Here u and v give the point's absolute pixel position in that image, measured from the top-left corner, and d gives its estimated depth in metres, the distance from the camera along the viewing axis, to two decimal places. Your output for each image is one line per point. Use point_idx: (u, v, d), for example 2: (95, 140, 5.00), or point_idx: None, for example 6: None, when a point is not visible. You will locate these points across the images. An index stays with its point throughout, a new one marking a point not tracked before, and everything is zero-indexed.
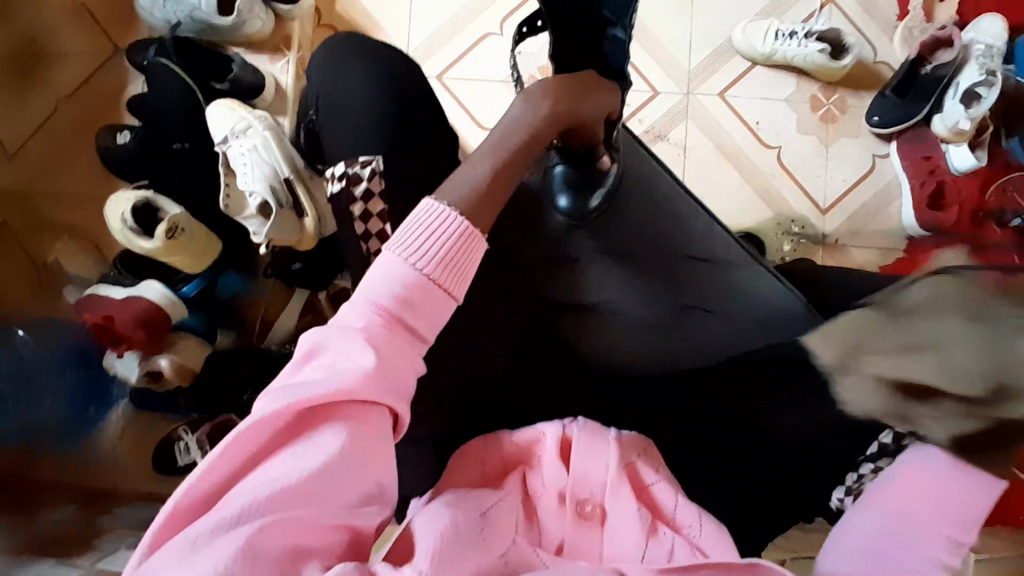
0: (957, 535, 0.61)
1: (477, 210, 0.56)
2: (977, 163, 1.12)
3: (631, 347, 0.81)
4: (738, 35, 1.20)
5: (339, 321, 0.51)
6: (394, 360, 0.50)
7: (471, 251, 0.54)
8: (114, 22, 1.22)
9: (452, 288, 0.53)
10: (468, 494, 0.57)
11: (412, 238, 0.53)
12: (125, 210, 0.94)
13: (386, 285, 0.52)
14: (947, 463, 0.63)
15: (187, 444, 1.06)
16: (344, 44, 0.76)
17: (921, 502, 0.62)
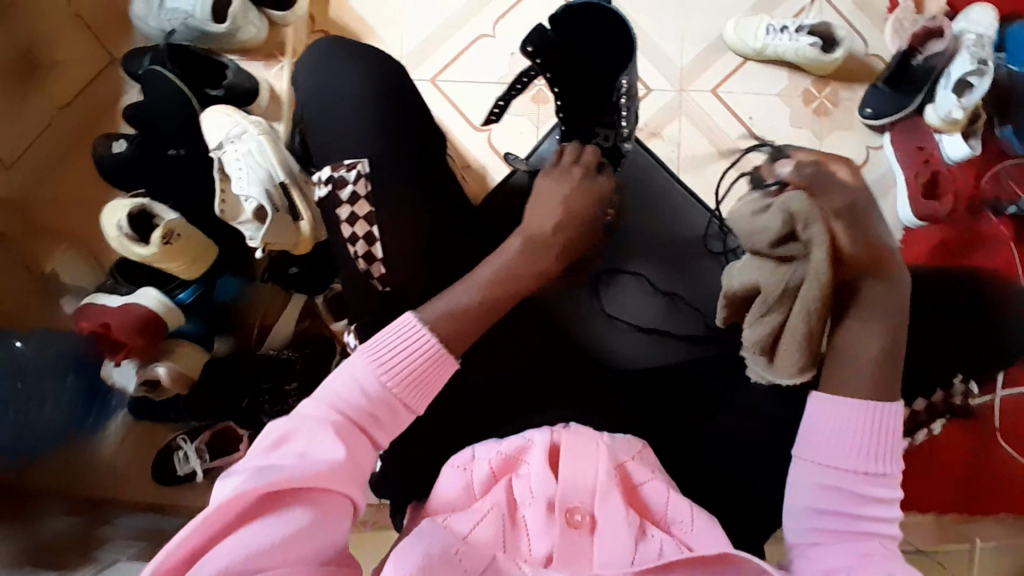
0: (887, 470, 0.60)
1: (455, 337, 0.63)
2: (971, 153, 1.12)
3: (638, 348, 0.85)
4: (730, 31, 1.20)
5: (312, 415, 0.58)
6: (355, 452, 0.58)
7: (441, 371, 0.62)
8: (108, 31, 1.23)
9: (417, 403, 0.61)
10: (446, 520, 0.59)
11: (386, 355, 0.60)
12: (121, 216, 0.94)
13: (356, 394, 0.59)
14: (862, 406, 0.61)
15: (186, 453, 1.06)
16: (336, 45, 0.76)
17: (838, 457, 0.60)
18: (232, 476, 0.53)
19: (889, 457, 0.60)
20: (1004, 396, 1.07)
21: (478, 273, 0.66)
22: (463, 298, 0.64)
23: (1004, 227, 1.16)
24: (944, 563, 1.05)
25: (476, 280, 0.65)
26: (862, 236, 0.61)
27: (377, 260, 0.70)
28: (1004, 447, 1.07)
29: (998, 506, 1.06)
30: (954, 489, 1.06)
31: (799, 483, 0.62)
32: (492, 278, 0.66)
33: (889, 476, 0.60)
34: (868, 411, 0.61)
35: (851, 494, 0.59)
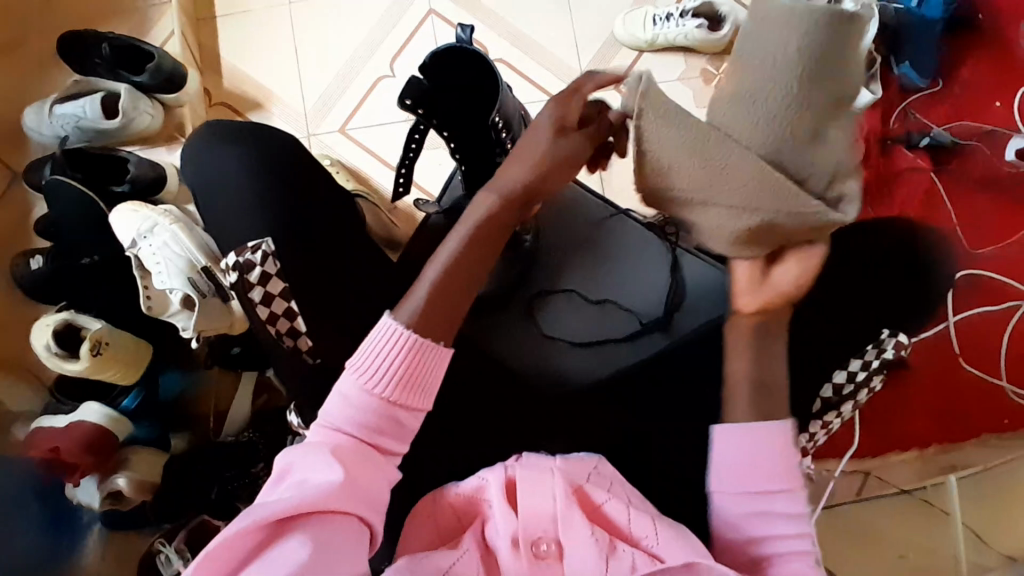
0: (790, 487, 0.64)
1: (428, 323, 0.63)
2: (873, 97, 1.16)
3: (589, 366, 0.89)
4: (619, 29, 1.22)
5: (307, 446, 0.60)
6: (356, 464, 0.59)
7: (432, 361, 0.63)
8: (5, 148, 1.20)
9: (414, 402, 0.62)
10: (426, 557, 0.59)
11: (366, 363, 0.62)
12: (48, 338, 0.92)
13: (350, 410, 0.61)
14: (748, 431, 0.65)
15: (168, 557, 0.98)
16: (213, 130, 0.76)
17: (752, 475, 0.64)
18: (232, 521, 0.53)
19: (786, 475, 0.65)
20: (956, 322, 1.11)
21: (453, 238, 0.67)
22: (429, 272, 0.66)
23: (922, 158, 1.18)
24: (931, 498, 1.08)
25: (457, 241, 0.66)
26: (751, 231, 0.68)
27: (302, 333, 0.70)
28: (967, 367, 1.10)
29: (977, 429, 1.09)
30: (933, 422, 1.09)
31: (718, 500, 0.66)
32: (473, 234, 0.66)
33: (795, 493, 0.64)
34: (757, 432, 0.65)
35: (758, 514, 0.64)
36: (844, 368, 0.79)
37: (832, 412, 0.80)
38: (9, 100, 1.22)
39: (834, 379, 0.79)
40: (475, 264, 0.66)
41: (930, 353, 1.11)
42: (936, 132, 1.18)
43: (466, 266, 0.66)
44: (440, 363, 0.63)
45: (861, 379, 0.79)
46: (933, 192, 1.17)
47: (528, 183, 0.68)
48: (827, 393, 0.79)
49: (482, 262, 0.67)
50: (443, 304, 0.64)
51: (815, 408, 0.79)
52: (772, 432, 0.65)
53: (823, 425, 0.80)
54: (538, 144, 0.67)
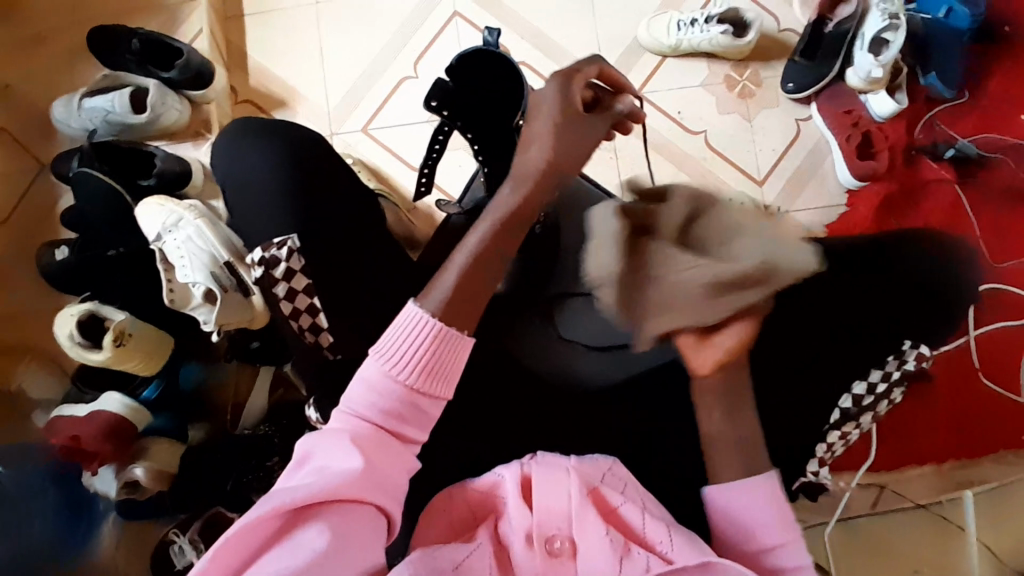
0: (785, 539, 0.65)
1: (454, 312, 0.64)
2: (897, 107, 1.15)
3: (609, 371, 0.80)
4: (643, 33, 1.23)
5: (327, 432, 0.60)
6: (376, 452, 0.59)
7: (455, 349, 0.63)
8: (35, 140, 1.23)
9: (435, 390, 0.62)
10: (437, 550, 0.58)
11: (392, 350, 0.62)
12: (71, 327, 0.93)
13: (372, 397, 0.61)
14: (732, 490, 0.67)
15: (180, 546, 1.02)
16: (241, 127, 0.77)
17: (745, 533, 0.66)
18: (252, 508, 0.54)
19: (779, 526, 0.66)
20: (977, 336, 1.10)
21: (479, 231, 0.68)
22: (456, 260, 0.67)
23: (945, 168, 1.16)
24: (947, 515, 1.05)
25: (483, 232, 0.68)
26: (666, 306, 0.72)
27: (323, 329, 0.71)
28: (986, 382, 1.09)
29: (995, 444, 1.07)
30: (949, 435, 1.08)
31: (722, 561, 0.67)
32: (496, 225, 0.68)
33: (791, 546, 0.65)
34: (742, 492, 0.67)
35: (760, 567, 0.65)
36: (864, 379, 0.78)
37: (851, 423, 0.78)
38: (39, 93, 1.24)
39: (854, 390, 0.78)
40: (497, 255, 0.68)
41: (950, 367, 1.09)
42: (962, 143, 1.16)
43: (491, 259, 0.68)
44: (463, 352, 0.64)
45: (881, 390, 0.78)
46: (957, 204, 1.15)
47: (546, 169, 0.69)
48: (846, 403, 0.78)
49: (503, 250, 0.68)
50: (467, 298, 0.65)
51: (832, 418, 0.78)
52: (753, 487, 0.67)
53: (841, 436, 0.78)
54: (546, 133, 0.69)
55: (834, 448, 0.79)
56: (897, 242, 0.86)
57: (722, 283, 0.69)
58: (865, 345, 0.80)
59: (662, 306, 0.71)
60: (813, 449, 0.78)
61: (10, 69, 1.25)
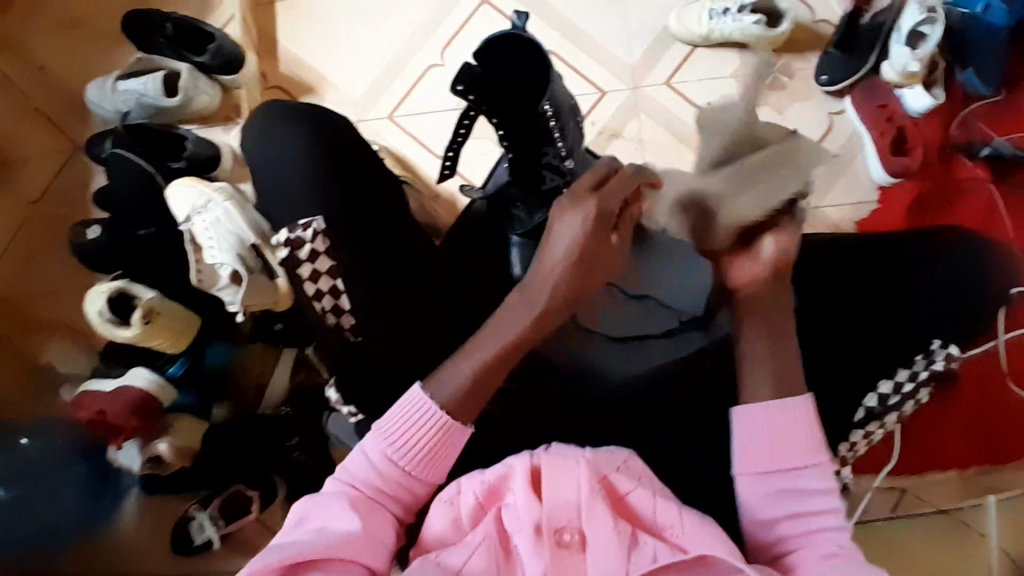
0: (817, 461, 0.65)
1: (461, 409, 0.64)
2: (934, 103, 1.12)
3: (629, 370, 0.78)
4: (673, 23, 1.21)
5: (327, 493, 0.63)
6: (369, 516, 0.61)
7: (454, 440, 0.64)
8: (71, 121, 1.25)
9: (428, 477, 0.64)
10: (439, 556, 0.60)
11: (395, 432, 0.64)
12: (102, 304, 0.95)
13: (370, 472, 0.63)
14: (768, 412, 0.65)
15: (200, 522, 1.06)
16: (271, 109, 0.78)
17: (776, 455, 0.65)
18: (251, 561, 0.56)
19: (811, 448, 0.65)
20: (1009, 340, 1.03)
21: (491, 329, 0.66)
22: (468, 355, 0.66)
23: (980, 167, 1.11)
24: (969, 521, 1.07)
25: (496, 330, 0.66)
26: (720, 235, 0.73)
27: (345, 311, 0.71)
28: (1017, 389, 1.02)
29: (1019, 452, 1.02)
30: (974, 440, 1.02)
31: (746, 485, 0.65)
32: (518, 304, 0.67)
33: (822, 466, 0.65)
34: (779, 411, 0.65)
35: (790, 494, 0.64)
36: (892, 379, 0.77)
37: (875, 422, 0.78)
38: (76, 74, 1.27)
39: (880, 389, 0.77)
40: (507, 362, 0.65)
41: (979, 373, 1.03)
42: (998, 143, 1.11)
43: (501, 367, 0.65)
44: (460, 441, 0.65)
45: (907, 390, 0.77)
46: (993, 208, 1.08)
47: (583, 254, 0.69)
48: (871, 402, 0.77)
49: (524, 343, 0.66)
50: (477, 395, 0.65)
51: (857, 417, 0.78)
52: (792, 407, 0.65)
53: (865, 434, 0.78)
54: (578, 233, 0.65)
55: (856, 447, 0.80)
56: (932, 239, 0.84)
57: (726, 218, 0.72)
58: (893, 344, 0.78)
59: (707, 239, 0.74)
60: (836, 446, 0.78)
61: (47, 50, 1.28)
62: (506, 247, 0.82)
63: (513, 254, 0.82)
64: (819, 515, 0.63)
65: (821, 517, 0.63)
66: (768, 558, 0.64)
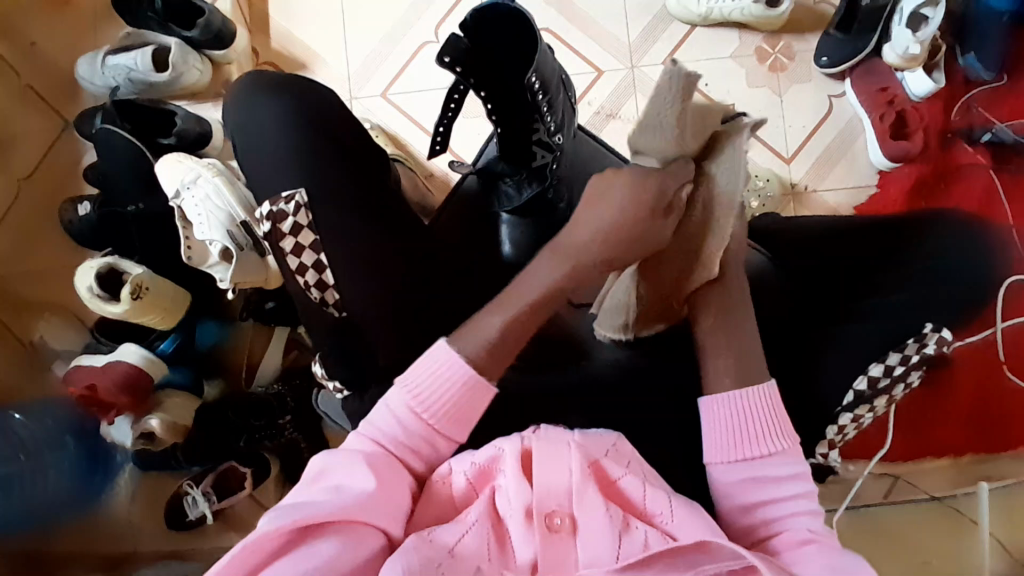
0: (783, 447, 0.63)
1: (489, 361, 0.64)
2: (935, 86, 1.10)
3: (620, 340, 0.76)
4: (671, 2, 1.19)
5: (346, 450, 0.62)
6: (387, 471, 0.61)
7: (479, 398, 0.64)
8: (62, 97, 1.24)
9: (455, 433, 0.64)
10: (431, 533, 0.58)
11: (420, 387, 0.63)
12: (91, 279, 0.95)
13: (395, 427, 0.63)
14: (729, 403, 0.64)
15: (194, 498, 1.06)
16: (254, 81, 0.77)
17: (735, 442, 0.64)
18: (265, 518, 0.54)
19: (784, 433, 0.64)
20: (1006, 328, 1.04)
21: (508, 309, 0.66)
22: (491, 321, 0.65)
23: (981, 154, 1.11)
24: (960, 507, 1.05)
25: (517, 308, 0.66)
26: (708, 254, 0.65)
27: (329, 287, 0.71)
28: (1013, 379, 1.03)
29: (1012, 441, 1.03)
30: (968, 428, 1.03)
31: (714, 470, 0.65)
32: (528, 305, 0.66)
33: (787, 452, 0.63)
34: (744, 401, 0.64)
35: (772, 484, 0.62)
36: (882, 362, 0.73)
37: (865, 406, 0.74)
38: (67, 49, 1.25)
39: (870, 372, 0.73)
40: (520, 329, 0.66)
41: (975, 362, 1.03)
42: (999, 129, 1.11)
43: (519, 331, 0.66)
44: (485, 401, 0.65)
45: (898, 373, 0.73)
46: (992, 191, 1.09)
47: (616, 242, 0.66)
48: (861, 385, 0.73)
49: (534, 320, 0.66)
50: (491, 357, 0.65)
51: (847, 401, 0.74)
52: (752, 395, 0.64)
53: (853, 417, 0.75)
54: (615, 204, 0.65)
55: (845, 431, 0.77)
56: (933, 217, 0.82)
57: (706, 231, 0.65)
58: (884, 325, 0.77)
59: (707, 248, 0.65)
60: (824, 430, 0.75)
61: (35, 24, 1.26)
62: (496, 223, 0.84)
63: (504, 231, 0.84)
64: (801, 505, 0.61)
65: (793, 502, 0.62)
66: (752, 542, 0.63)
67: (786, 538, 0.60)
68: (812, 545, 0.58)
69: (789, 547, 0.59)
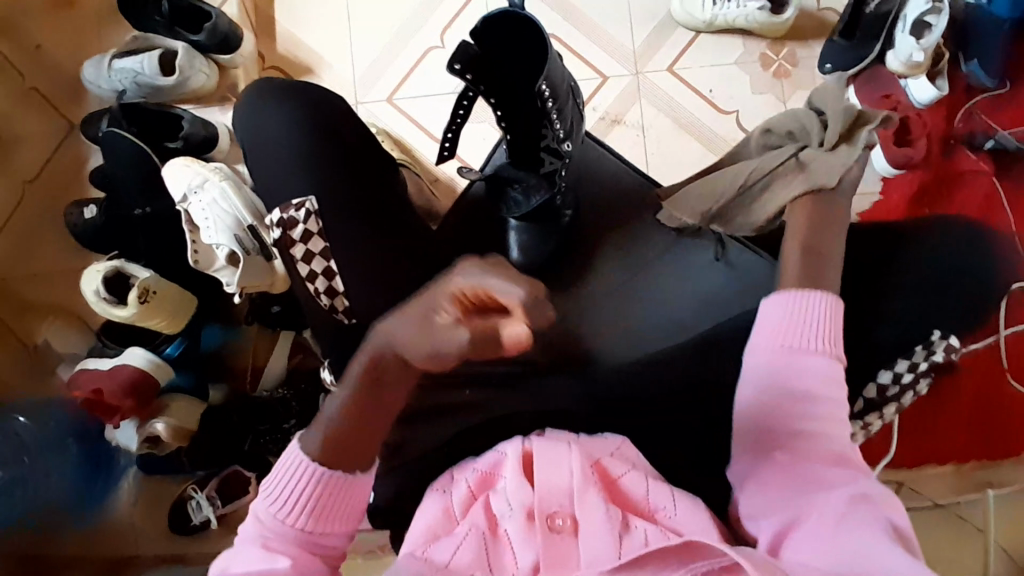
0: (834, 359, 0.64)
1: (335, 453, 0.61)
2: (938, 94, 1.11)
3: (619, 350, 0.81)
4: (676, 8, 1.19)
5: (240, 550, 0.60)
6: (286, 553, 0.59)
7: (349, 488, 0.62)
8: (68, 100, 1.24)
9: (331, 526, 0.62)
10: (425, 552, 0.58)
11: (279, 492, 0.61)
12: (98, 283, 0.95)
13: (270, 530, 0.61)
14: (787, 300, 0.66)
15: (198, 502, 1.06)
16: (264, 86, 0.77)
17: (796, 345, 0.65)
18: None
19: (829, 342, 0.65)
20: (1009, 334, 1.04)
21: (348, 378, 0.59)
22: (331, 401, 0.61)
23: (984, 161, 1.12)
24: (965, 515, 1.07)
25: (350, 378, 0.59)
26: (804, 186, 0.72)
27: (339, 293, 0.71)
28: (1015, 385, 1.03)
29: (1016, 446, 1.02)
30: (971, 432, 1.03)
31: (751, 360, 0.66)
32: (365, 374, 0.58)
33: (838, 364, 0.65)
34: (809, 305, 0.65)
35: None
36: (891, 370, 0.77)
37: (874, 413, 0.79)
38: (74, 53, 1.25)
39: (879, 379, 0.78)
40: (391, 395, 0.60)
41: (978, 368, 1.04)
42: (1001, 135, 1.12)
43: (367, 411, 0.60)
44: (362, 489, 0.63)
45: (907, 381, 0.77)
46: (994, 198, 1.09)
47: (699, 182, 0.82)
48: (870, 393, 0.79)
49: (399, 389, 0.60)
50: (350, 432, 0.61)
51: (857, 408, 0.79)
52: (811, 301, 0.65)
53: (864, 424, 0.80)
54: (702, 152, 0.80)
55: (857, 436, 0.81)
56: (938, 226, 0.83)
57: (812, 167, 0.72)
58: (889, 331, 0.78)
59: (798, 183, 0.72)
60: None
61: (42, 27, 1.26)
62: (504, 229, 0.84)
63: (512, 238, 0.84)
64: None
65: None
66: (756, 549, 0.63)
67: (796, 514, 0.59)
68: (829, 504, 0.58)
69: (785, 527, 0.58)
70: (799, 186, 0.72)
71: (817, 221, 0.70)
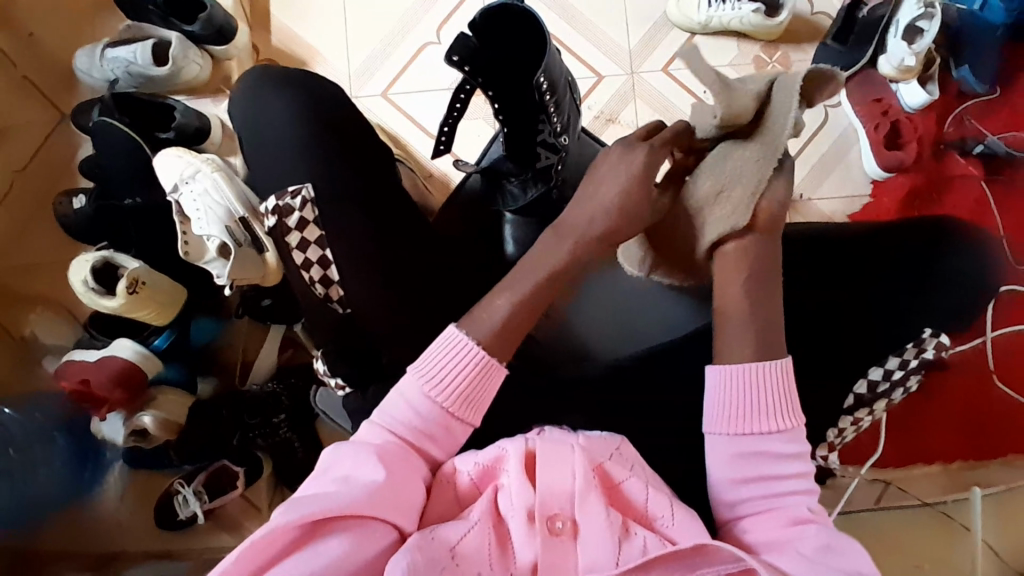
0: (789, 426, 0.63)
1: (497, 344, 0.65)
2: (929, 99, 1.11)
3: (603, 340, 0.91)
4: (672, 9, 1.20)
5: (363, 442, 0.62)
6: (396, 455, 0.61)
7: (491, 380, 0.65)
8: (59, 89, 1.23)
9: (470, 419, 0.64)
10: (434, 532, 0.57)
11: (435, 372, 0.64)
12: (86, 273, 0.94)
13: (410, 414, 0.63)
14: (737, 372, 0.64)
15: (185, 497, 1.05)
16: (262, 74, 0.78)
17: (748, 417, 0.63)
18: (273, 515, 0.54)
19: (790, 413, 0.64)
20: (998, 337, 1.06)
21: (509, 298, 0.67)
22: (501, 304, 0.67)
23: (972, 166, 1.13)
24: (951, 512, 1.04)
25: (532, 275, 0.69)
26: (741, 210, 0.66)
27: (334, 283, 0.71)
28: (1005, 390, 1.06)
29: (1005, 448, 1.05)
30: (959, 434, 1.05)
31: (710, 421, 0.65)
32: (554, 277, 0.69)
33: (795, 431, 0.64)
34: (760, 371, 0.64)
35: (773, 491, 0.62)
36: (881, 366, 0.78)
37: (864, 409, 0.79)
38: (65, 42, 1.24)
39: (870, 376, 0.78)
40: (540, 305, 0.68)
41: (969, 371, 1.06)
42: (991, 141, 1.14)
43: (529, 317, 0.68)
44: (498, 383, 0.66)
45: (897, 378, 0.78)
46: (984, 201, 1.12)
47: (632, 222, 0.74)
48: (861, 389, 0.78)
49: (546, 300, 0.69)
50: (503, 343, 0.66)
51: (847, 404, 0.78)
52: (767, 370, 0.64)
53: (853, 421, 0.79)
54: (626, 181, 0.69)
55: (845, 434, 0.80)
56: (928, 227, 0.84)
57: (740, 184, 0.65)
58: (881, 327, 0.78)
59: (731, 209, 0.66)
60: (825, 432, 0.80)
61: (34, 16, 1.24)
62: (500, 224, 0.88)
63: (507, 230, 0.87)
64: (792, 497, 0.62)
65: (789, 498, 0.61)
66: None
67: (784, 514, 0.61)
68: (811, 524, 0.59)
69: (776, 532, 0.59)
70: (721, 222, 0.67)
71: (749, 269, 0.67)
